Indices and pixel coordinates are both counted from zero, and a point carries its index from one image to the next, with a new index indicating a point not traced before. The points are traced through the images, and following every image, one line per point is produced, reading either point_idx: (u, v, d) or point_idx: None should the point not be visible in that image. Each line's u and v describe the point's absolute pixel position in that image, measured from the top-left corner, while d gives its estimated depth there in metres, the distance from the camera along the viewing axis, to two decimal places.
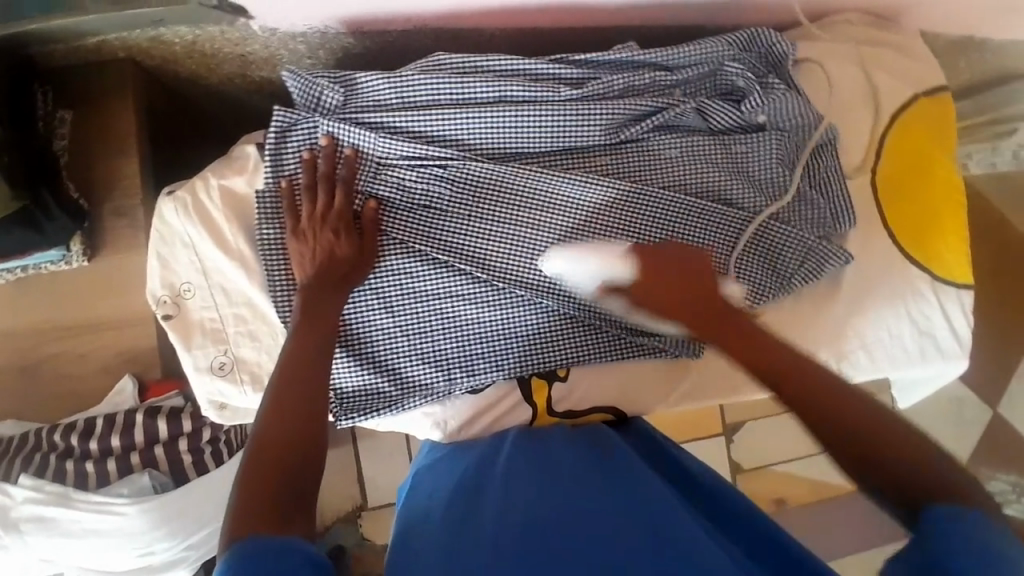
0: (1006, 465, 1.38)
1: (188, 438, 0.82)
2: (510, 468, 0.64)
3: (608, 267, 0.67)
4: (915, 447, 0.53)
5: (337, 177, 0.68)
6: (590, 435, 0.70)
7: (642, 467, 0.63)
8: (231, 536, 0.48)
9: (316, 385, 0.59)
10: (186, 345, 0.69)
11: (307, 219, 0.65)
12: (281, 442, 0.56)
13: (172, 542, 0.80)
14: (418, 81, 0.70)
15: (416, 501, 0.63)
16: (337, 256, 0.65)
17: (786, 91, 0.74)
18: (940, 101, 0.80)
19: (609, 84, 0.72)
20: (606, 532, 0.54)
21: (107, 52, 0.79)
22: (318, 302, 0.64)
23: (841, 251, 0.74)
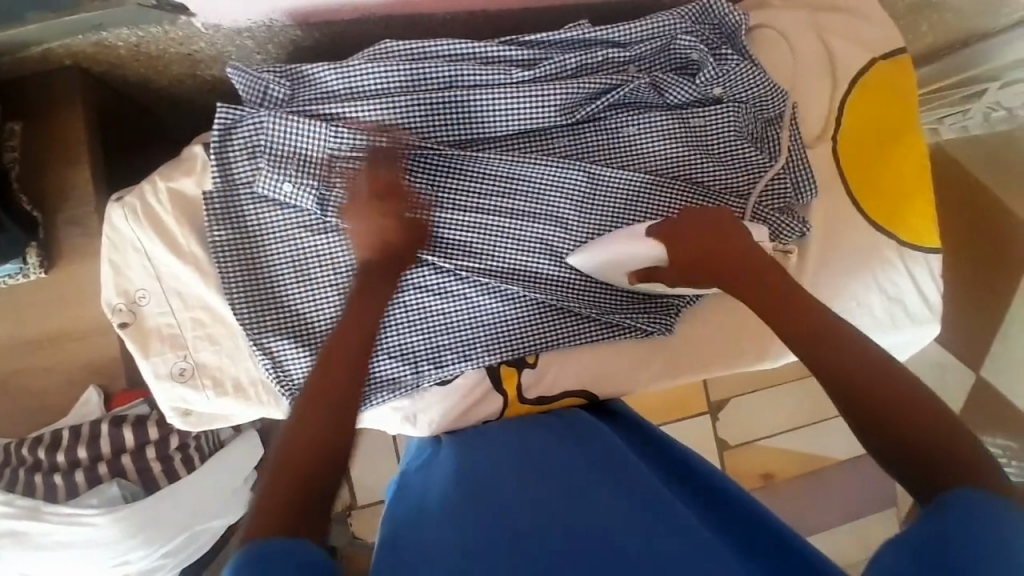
0: (993, 429, 1.37)
1: (155, 446, 0.81)
2: (498, 467, 0.62)
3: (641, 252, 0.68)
4: (917, 420, 0.52)
5: (388, 161, 0.67)
6: (579, 428, 0.69)
7: (630, 464, 0.62)
8: (249, 540, 0.46)
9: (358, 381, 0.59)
10: (144, 353, 0.68)
11: (367, 201, 0.64)
12: (322, 441, 0.54)
13: (148, 550, 0.79)
14: (365, 69, 0.67)
15: (406, 502, 0.61)
16: (388, 244, 0.64)
17: (741, 62, 0.72)
18: (899, 66, 0.80)
19: (561, 64, 0.70)
20: (604, 522, 0.53)
21: (53, 60, 0.76)
22: (370, 291, 0.62)
23: (795, 223, 0.74)
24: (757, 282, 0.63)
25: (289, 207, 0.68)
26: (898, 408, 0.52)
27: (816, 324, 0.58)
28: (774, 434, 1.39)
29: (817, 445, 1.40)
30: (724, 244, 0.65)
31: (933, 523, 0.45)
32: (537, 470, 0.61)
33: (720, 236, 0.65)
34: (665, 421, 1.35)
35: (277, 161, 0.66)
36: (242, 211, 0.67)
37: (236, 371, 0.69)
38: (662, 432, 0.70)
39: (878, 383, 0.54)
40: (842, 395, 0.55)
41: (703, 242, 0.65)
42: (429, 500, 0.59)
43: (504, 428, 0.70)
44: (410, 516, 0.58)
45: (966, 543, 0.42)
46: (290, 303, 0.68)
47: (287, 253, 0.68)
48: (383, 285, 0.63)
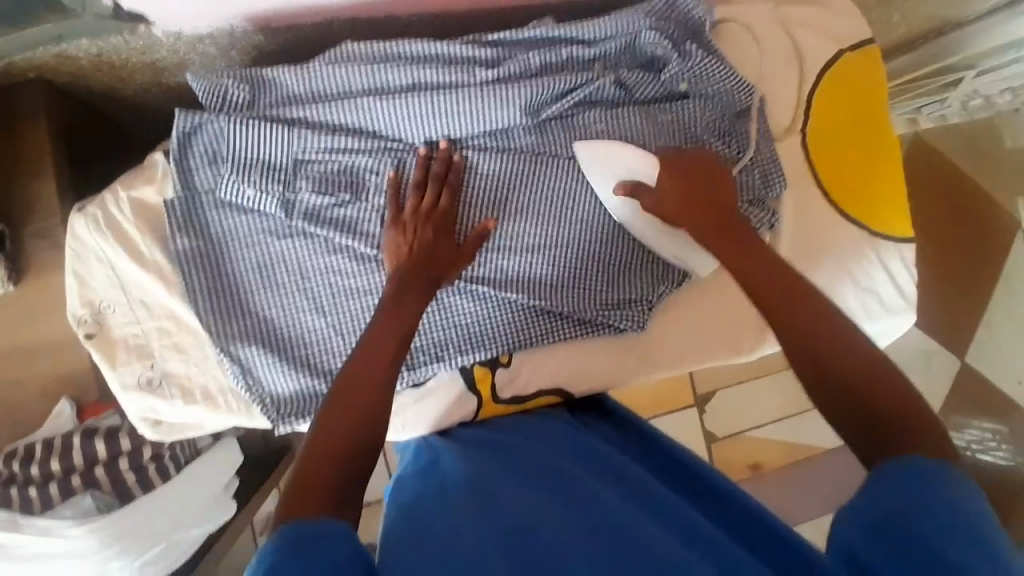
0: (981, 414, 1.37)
1: (128, 457, 0.81)
2: (483, 461, 0.61)
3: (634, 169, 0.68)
4: (912, 416, 0.50)
5: (444, 177, 0.67)
6: (573, 430, 0.67)
7: (618, 462, 0.61)
8: (281, 524, 0.46)
9: (387, 386, 0.57)
10: (111, 364, 0.67)
11: (410, 215, 0.65)
12: (352, 446, 0.53)
13: (126, 560, 0.77)
14: (327, 72, 0.67)
15: (401, 493, 0.59)
16: (430, 256, 0.64)
17: (705, 56, 0.72)
18: (866, 55, 0.80)
19: (525, 63, 0.70)
20: (600, 517, 0.51)
21: (16, 73, 0.76)
22: (404, 297, 0.61)
23: (766, 215, 0.74)
24: (743, 241, 0.63)
25: (254, 212, 0.67)
26: (896, 406, 0.51)
27: (803, 313, 0.56)
28: (761, 425, 1.40)
29: (805, 435, 1.40)
30: (716, 194, 0.66)
31: (886, 492, 0.45)
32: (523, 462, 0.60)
33: (712, 188, 0.66)
34: (653, 416, 1.35)
35: (240, 167, 0.65)
36: (206, 218, 0.67)
37: (205, 379, 0.69)
38: (652, 430, 0.69)
39: (852, 371, 0.53)
40: (821, 383, 0.54)
41: (695, 183, 0.66)
42: (416, 489, 0.58)
43: (488, 430, 0.69)
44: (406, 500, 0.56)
45: (925, 518, 0.42)
46: (256, 309, 0.67)
47: (254, 260, 0.67)
48: (413, 292, 0.62)
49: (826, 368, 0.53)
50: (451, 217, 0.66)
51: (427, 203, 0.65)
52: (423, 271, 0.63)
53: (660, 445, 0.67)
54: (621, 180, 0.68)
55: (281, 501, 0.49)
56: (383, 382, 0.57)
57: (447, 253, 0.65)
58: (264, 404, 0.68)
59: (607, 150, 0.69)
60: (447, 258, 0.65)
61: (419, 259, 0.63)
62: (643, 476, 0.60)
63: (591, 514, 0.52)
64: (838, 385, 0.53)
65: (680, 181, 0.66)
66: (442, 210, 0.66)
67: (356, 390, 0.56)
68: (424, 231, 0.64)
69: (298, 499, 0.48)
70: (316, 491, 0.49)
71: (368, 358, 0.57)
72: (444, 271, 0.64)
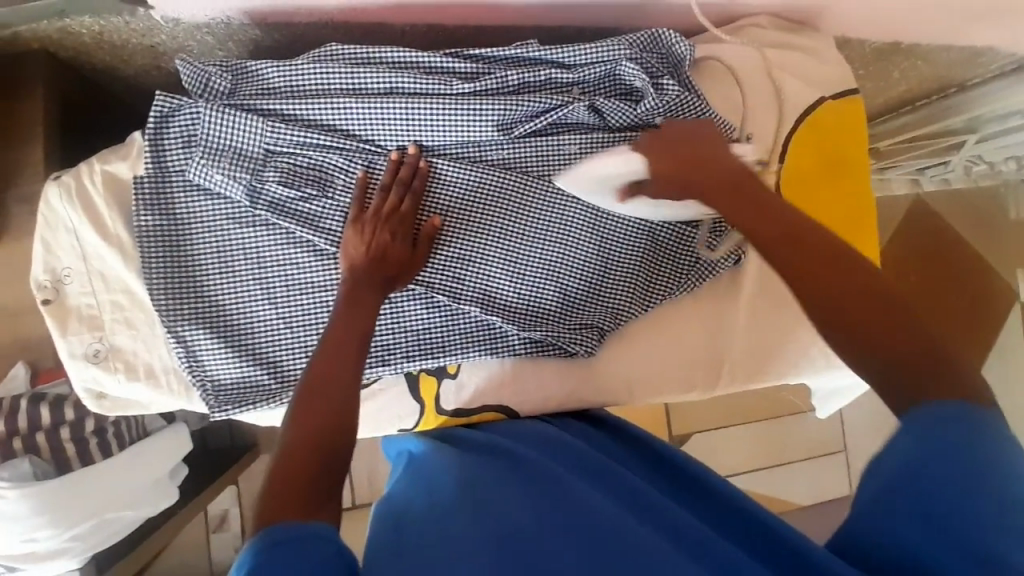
0: None
1: (71, 427, 0.80)
2: (461, 462, 0.63)
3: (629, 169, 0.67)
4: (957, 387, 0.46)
5: (411, 185, 0.68)
6: (555, 441, 0.67)
7: (601, 458, 0.64)
8: (261, 528, 0.48)
9: (356, 375, 0.59)
10: (61, 331, 0.68)
11: (372, 215, 0.65)
12: (321, 442, 0.54)
13: (55, 532, 0.75)
14: (307, 69, 0.68)
15: (387, 498, 0.60)
16: (389, 257, 0.65)
17: (682, 91, 0.73)
18: (849, 105, 0.80)
19: (502, 80, 0.71)
20: (567, 528, 0.52)
21: (20, 43, 0.75)
22: (356, 300, 0.62)
23: (733, 251, 0.74)
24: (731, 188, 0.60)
25: (219, 197, 0.68)
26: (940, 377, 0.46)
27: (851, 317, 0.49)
28: (737, 472, 1.36)
29: (780, 485, 1.37)
30: (711, 158, 0.63)
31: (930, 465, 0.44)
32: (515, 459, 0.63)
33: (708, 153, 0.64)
34: None
35: (210, 152, 0.67)
36: (171, 198, 0.68)
37: (150, 357, 0.69)
38: (611, 446, 0.69)
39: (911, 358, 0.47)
40: (890, 380, 0.47)
41: (688, 153, 0.64)
42: (404, 495, 0.59)
43: (464, 433, 0.71)
44: (392, 502, 0.58)
45: (942, 484, 0.43)
46: (209, 292, 0.68)
47: (213, 243, 0.68)
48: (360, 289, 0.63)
49: (878, 343, 0.48)
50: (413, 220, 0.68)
51: (391, 203, 0.66)
52: (382, 274, 0.65)
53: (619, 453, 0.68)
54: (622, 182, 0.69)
55: (257, 508, 0.50)
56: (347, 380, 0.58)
57: (404, 257, 0.66)
58: (204, 387, 0.68)
59: (604, 160, 0.69)
60: (405, 261, 0.66)
61: (376, 262, 0.65)
62: (629, 481, 0.60)
63: (563, 527, 0.53)
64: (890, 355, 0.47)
65: (673, 160, 0.64)
66: (405, 211, 0.67)
67: (316, 392, 0.57)
68: (384, 234, 0.65)
69: (277, 505, 0.49)
70: (292, 495, 0.50)
71: (332, 354, 0.59)
72: (399, 275, 0.66)
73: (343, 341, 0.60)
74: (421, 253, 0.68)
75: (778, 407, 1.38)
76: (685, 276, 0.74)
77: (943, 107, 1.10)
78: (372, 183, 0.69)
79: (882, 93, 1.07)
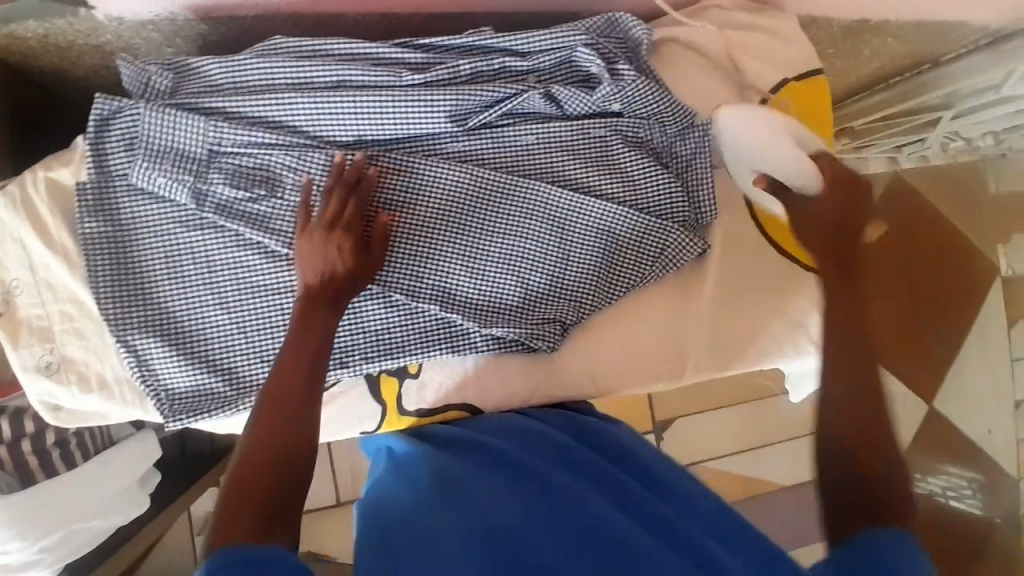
0: (944, 457, 1.38)
1: (31, 440, 0.79)
2: (444, 458, 0.65)
3: (772, 158, 0.68)
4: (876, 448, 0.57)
5: (359, 189, 0.65)
6: (537, 435, 0.68)
7: (580, 449, 0.66)
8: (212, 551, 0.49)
9: (316, 382, 0.59)
10: (12, 343, 0.66)
11: (318, 225, 0.62)
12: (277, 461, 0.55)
13: (26, 544, 0.74)
14: (251, 65, 0.66)
15: (373, 494, 0.62)
16: (339, 269, 0.62)
17: (640, 77, 0.71)
18: (813, 86, 0.79)
19: (454, 70, 0.69)
20: (570, 523, 0.57)
21: None
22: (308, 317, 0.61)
23: (697, 241, 0.73)
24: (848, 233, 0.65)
25: (164, 200, 0.67)
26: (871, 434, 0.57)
27: (846, 359, 0.60)
28: (721, 456, 1.37)
29: (765, 467, 1.38)
30: (858, 202, 0.67)
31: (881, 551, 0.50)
32: (496, 455, 0.65)
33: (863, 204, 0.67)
34: None
35: (152, 155, 0.65)
36: (116, 203, 0.67)
37: (103, 367, 0.68)
38: (600, 431, 0.71)
39: (874, 424, 0.57)
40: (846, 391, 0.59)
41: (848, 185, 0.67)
42: (387, 496, 0.61)
43: (435, 431, 0.71)
44: (378, 498, 0.61)
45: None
46: (159, 299, 0.67)
47: (161, 248, 0.67)
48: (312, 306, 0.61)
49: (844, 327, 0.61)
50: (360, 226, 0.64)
51: (335, 211, 0.63)
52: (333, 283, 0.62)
53: (602, 441, 0.69)
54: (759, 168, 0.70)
55: (219, 506, 0.53)
56: (302, 395, 0.58)
57: (356, 266, 0.63)
58: (159, 395, 0.67)
59: (756, 133, 0.69)
60: (357, 271, 0.63)
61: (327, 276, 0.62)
62: (619, 475, 0.63)
63: (562, 522, 0.57)
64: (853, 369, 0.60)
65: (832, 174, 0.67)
66: (349, 218, 0.63)
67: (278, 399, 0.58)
68: (331, 245, 0.62)
69: (236, 504, 0.52)
70: (251, 496, 0.53)
71: (291, 363, 0.59)
72: (353, 285, 0.63)
73: (297, 354, 0.59)
74: (374, 260, 0.64)
75: (760, 390, 1.38)
76: (651, 266, 0.73)
77: (919, 83, 1.07)
78: (322, 181, 0.67)
79: (853, 72, 1.05)
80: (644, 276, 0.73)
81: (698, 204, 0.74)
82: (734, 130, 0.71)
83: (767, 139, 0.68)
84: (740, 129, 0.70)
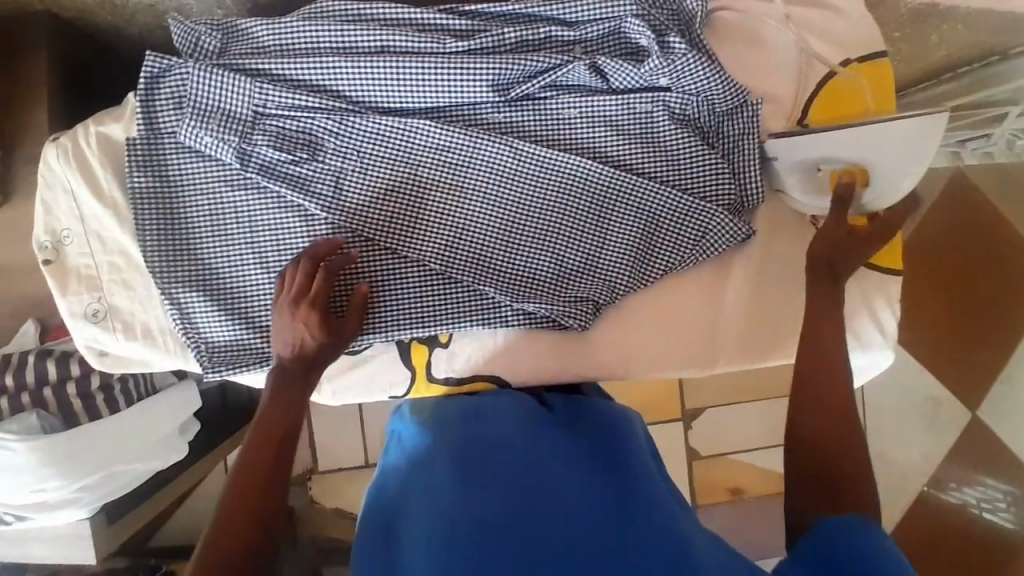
0: (986, 471, 1.32)
1: (76, 382, 0.82)
2: (448, 440, 0.65)
3: (875, 173, 0.66)
4: (844, 457, 0.60)
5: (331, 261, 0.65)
6: (552, 423, 0.68)
7: (592, 446, 0.66)
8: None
9: (297, 416, 0.62)
10: (62, 290, 0.69)
11: (288, 300, 0.63)
12: (263, 495, 0.57)
13: (64, 482, 0.77)
14: (298, 28, 0.67)
15: (380, 477, 0.67)
16: (309, 343, 0.63)
17: (690, 51, 0.67)
18: (879, 70, 0.74)
19: (498, 37, 0.68)
20: (569, 516, 0.57)
21: (22, 4, 0.77)
22: (283, 388, 0.62)
23: (742, 225, 0.70)
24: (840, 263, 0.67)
25: (211, 159, 0.68)
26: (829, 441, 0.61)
27: (823, 378, 0.64)
28: (749, 451, 1.34)
29: None
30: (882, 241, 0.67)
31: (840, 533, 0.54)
32: (501, 443, 0.64)
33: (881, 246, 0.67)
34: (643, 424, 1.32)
35: (200, 114, 0.66)
36: (164, 160, 0.68)
37: (147, 317, 0.70)
38: (613, 418, 0.70)
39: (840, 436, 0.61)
40: (821, 407, 0.63)
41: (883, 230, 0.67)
42: (394, 486, 0.64)
43: (443, 407, 0.71)
44: (385, 484, 0.65)
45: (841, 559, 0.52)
46: (201, 254, 0.68)
47: (205, 206, 0.68)
48: (286, 377, 0.63)
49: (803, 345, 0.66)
50: (328, 297, 0.64)
51: (300, 285, 0.63)
52: (302, 351, 0.63)
53: (614, 433, 0.68)
54: (857, 165, 0.66)
55: (224, 497, 0.57)
56: (281, 437, 0.60)
57: (325, 338, 0.63)
58: (198, 348, 0.68)
59: (903, 163, 0.65)
60: (324, 341, 0.64)
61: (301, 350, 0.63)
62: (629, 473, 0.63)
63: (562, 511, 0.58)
64: (821, 386, 0.64)
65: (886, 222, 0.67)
66: (315, 292, 0.63)
67: (271, 419, 0.61)
68: (297, 321, 0.62)
69: (243, 501, 0.57)
70: (238, 525, 0.56)
71: (273, 410, 0.61)
72: (324, 353, 0.64)
73: (275, 403, 0.61)
74: (342, 331, 0.65)
75: None
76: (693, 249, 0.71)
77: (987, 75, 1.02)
78: (362, 147, 0.68)
79: (917, 60, 0.99)
80: (687, 258, 0.71)
81: (745, 184, 0.71)
82: (913, 137, 0.63)
83: (900, 169, 0.66)
84: (906, 148, 0.64)
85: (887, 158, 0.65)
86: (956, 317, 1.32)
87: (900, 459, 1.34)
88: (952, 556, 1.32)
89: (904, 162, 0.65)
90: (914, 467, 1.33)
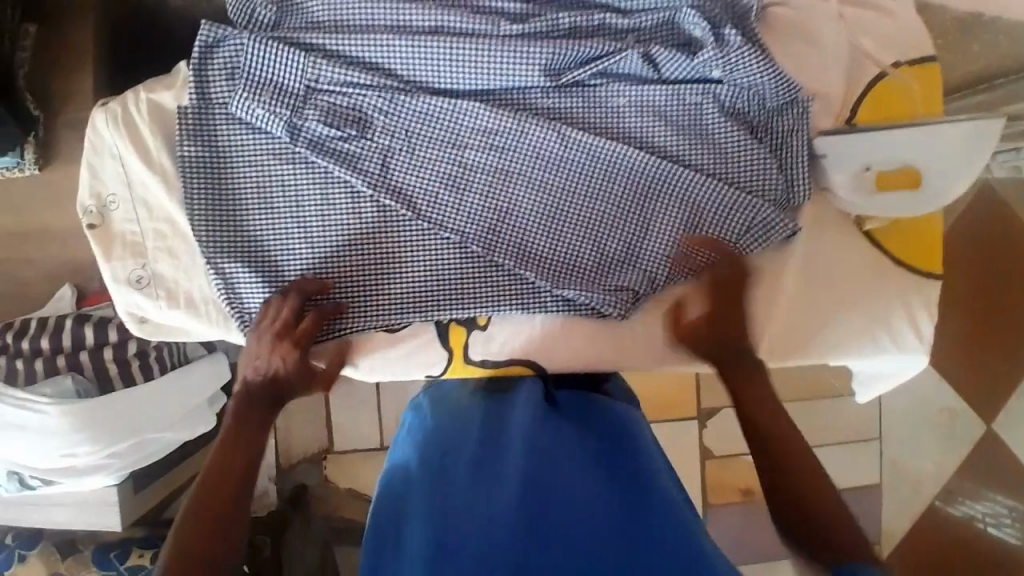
0: (996, 484, 1.32)
1: (113, 348, 0.82)
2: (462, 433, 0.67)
3: (925, 174, 0.68)
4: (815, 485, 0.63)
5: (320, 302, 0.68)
6: (576, 421, 0.69)
7: (607, 444, 0.66)
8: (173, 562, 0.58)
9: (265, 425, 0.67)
10: (106, 256, 0.70)
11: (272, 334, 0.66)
12: (228, 494, 0.62)
13: (95, 447, 0.78)
14: (353, 4, 0.67)
15: (391, 471, 0.69)
16: (281, 377, 0.67)
17: (745, 44, 0.67)
18: (927, 71, 0.73)
19: (552, 22, 0.68)
20: (581, 504, 0.57)
21: None
22: (250, 414, 0.66)
23: (788, 221, 0.70)
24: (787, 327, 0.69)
25: (260, 131, 0.68)
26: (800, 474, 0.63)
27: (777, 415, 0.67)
28: None
29: None
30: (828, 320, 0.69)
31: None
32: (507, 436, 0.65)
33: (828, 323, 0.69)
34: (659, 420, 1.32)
35: (252, 86, 0.66)
36: (215, 130, 0.68)
37: (190, 285, 0.70)
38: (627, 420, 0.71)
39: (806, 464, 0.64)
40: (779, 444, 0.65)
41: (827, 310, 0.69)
42: (406, 480, 0.66)
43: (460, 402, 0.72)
44: (397, 479, 0.67)
45: None
46: (247, 226, 0.69)
47: (253, 177, 0.68)
48: (256, 403, 0.67)
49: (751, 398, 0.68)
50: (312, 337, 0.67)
51: (285, 321, 0.66)
52: (275, 381, 0.67)
53: (631, 433, 0.68)
54: (909, 167, 0.68)
55: (184, 510, 0.61)
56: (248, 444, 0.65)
57: (299, 375, 0.67)
58: (241, 319, 0.68)
59: (952, 167, 0.67)
60: (297, 377, 0.67)
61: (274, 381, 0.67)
62: (643, 471, 0.63)
63: (573, 499, 0.57)
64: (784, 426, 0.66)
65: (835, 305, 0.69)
66: (300, 331, 0.66)
67: (237, 439, 0.65)
68: (275, 356, 0.66)
69: (207, 508, 0.61)
70: (208, 519, 0.61)
71: (241, 424, 0.66)
72: (295, 388, 0.68)
73: (242, 420, 0.66)
74: (314, 371, 0.68)
75: (810, 391, 1.34)
76: (736, 243, 0.71)
77: None
78: (411, 126, 0.68)
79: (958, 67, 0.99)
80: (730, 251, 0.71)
81: (794, 180, 0.71)
82: (965, 138, 0.66)
83: (949, 172, 0.68)
84: (955, 150, 0.67)
85: (938, 159, 0.67)
86: (977, 329, 1.32)
87: (910, 468, 1.34)
88: (956, 568, 1.32)
89: (952, 163, 0.67)
90: (924, 476, 1.34)
